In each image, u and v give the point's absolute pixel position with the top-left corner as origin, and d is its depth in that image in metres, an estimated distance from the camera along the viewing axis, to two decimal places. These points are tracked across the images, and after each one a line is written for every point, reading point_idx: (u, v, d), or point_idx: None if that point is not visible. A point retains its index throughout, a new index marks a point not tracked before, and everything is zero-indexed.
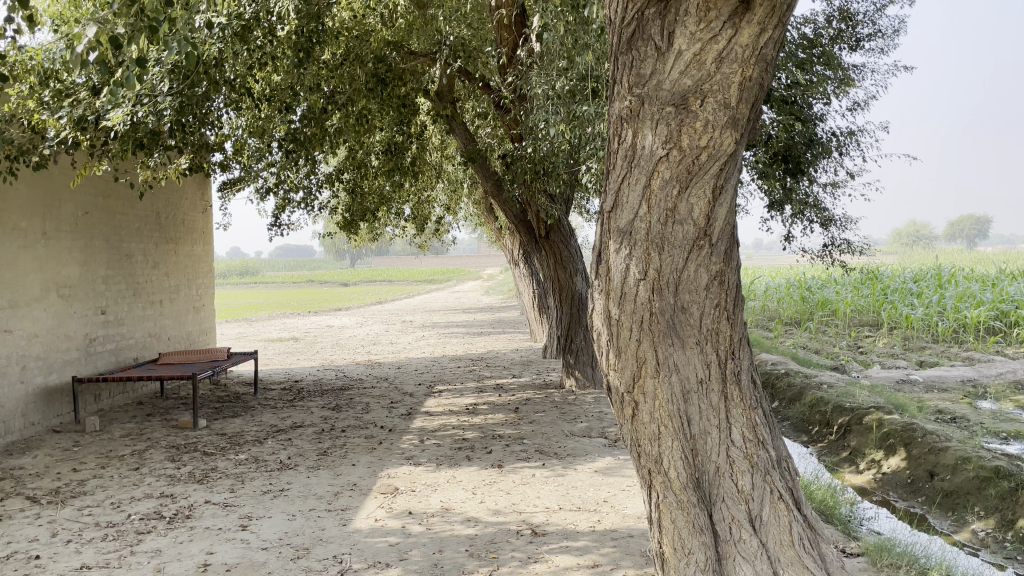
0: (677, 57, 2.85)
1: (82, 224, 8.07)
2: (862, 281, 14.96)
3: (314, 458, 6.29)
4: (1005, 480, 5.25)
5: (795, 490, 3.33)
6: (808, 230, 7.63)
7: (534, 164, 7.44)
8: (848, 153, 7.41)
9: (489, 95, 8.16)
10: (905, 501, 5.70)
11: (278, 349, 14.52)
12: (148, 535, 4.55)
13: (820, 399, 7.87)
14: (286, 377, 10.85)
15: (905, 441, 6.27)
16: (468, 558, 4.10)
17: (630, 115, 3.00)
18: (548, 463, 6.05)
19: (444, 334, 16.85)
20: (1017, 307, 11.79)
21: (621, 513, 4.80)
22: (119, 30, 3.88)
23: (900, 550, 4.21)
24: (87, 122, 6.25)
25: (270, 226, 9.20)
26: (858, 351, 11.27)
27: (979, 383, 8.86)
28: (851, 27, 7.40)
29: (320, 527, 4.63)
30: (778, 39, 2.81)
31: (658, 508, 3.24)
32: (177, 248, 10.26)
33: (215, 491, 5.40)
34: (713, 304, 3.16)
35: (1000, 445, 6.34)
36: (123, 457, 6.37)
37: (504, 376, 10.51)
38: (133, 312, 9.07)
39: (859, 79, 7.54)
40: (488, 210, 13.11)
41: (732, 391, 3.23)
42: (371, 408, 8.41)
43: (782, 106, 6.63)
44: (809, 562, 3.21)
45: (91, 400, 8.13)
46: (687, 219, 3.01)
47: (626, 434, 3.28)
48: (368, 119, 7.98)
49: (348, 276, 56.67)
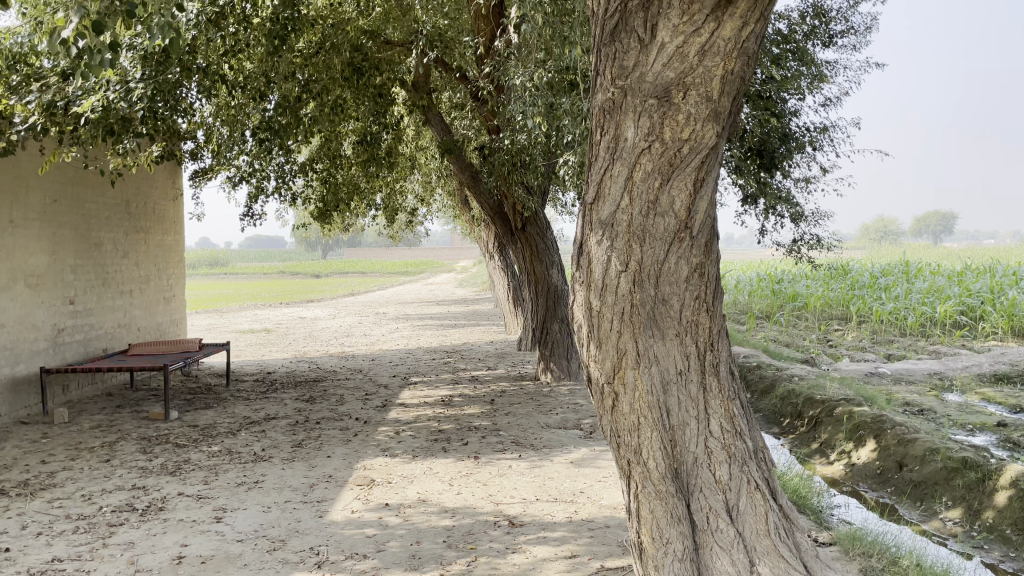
0: (660, 49, 2.85)
1: (50, 212, 7.92)
2: (832, 275, 15.14)
3: (288, 450, 6.25)
4: (972, 470, 5.35)
5: (771, 480, 3.37)
6: (780, 225, 7.72)
7: (511, 156, 7.50)
8: (820, 150, 7.49)
9: (466, 85, 8.14)
10: (874, 492, 5.79)
11: (251, 340, 14.42)
12: (121, 527, 4.49)
13: (791, 392, 7.97)
14: (258, 368, 10.77)
15: (875, 433, 6.37)
16: (446, 549, 4.10)
17: (612, 107, 3.00)
18: (524, 454, 6.07)
19: (419, 327, 16.83)
20: (983, 302, 11.99)
21: (598, 504, 4.83)
22: (94, 14, 3.81)
23: (871, 540, 4.28)
24: (56, 109, 6.13)
25: (243, 217, 9.10)
26: (828, 345, 11.42)
27: (946, 376, 9.02)
28: (824, 23, 7.48)
29: (296, 519, 4.60)
30: (760, 33, 2.83)
31: (636, 498, 3.25)
32: (147, 238, 10.11)
33: (188, 484, 5.34)
34: (693, 296, 3.18)
35: (967, 437, 6.47)
36: (94, 449, 6.28)
37: (480, 368, 10.51)
38: (102, 302, 8.94)
39: (831, 75, 7.62)
40: (463, 201, 13.06)
41: (711, 382, 3.26)
42: (346, 400, 8.37)
43: (757, 101, 6.66)
44: (784, 552, 3.25)
45: (59, 391, 8.01)
46: (668, 212, 3.02)
47: (606, 425, 3.30)
48: (341, 109, 7.91)
49: (319, 267, 56.40)
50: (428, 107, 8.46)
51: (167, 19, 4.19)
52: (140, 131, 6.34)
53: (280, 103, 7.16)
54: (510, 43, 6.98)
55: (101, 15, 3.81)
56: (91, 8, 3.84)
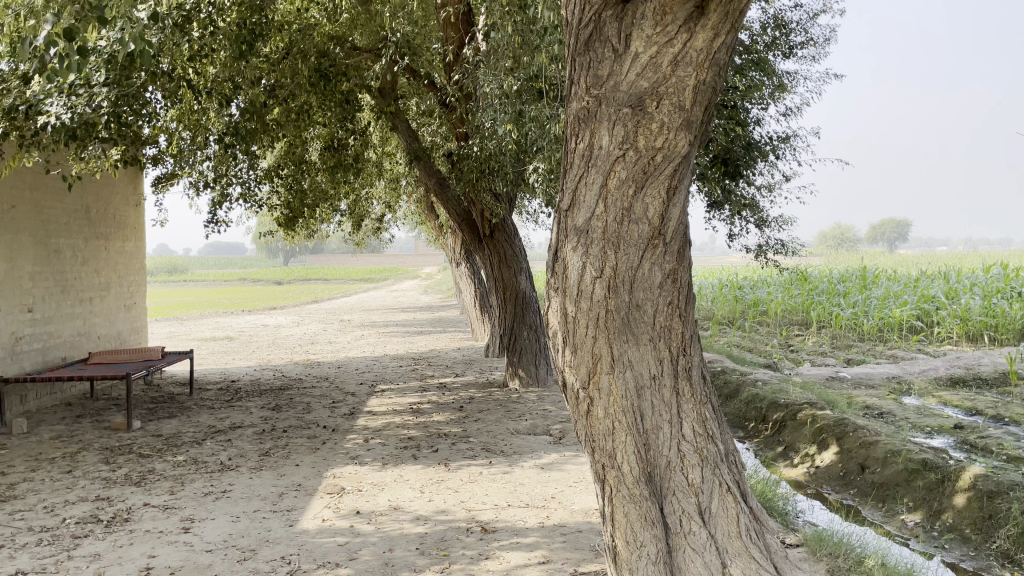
0: (634, 59, 2.89)
1: (7, 218, 7.74)
2: (792, 282, 15.40)
3: (255, 459, 6.18)
4: (932, 472, 5.48)
5: (742, 483, 3.42)
6: (745, 230, 7.84)
7: (480, 163, 7.56)
8: (782, 158, 7.65)
9: (434, 92, 8.16)
10: (837, 494, 5.91)
11: (212, 348, 14.21)
12: (86, 539, 4.40)
13: (755, 396, 8.08)
14: (222, 377, 10.62)
15: (837, 436, 6.49)
16: (419, 557, 4.10)
17: (587, 116, 3.04)
18: (494, 460, 6.07)
19: (384, 334, 16.75)
20: (938, 307, 12.29)
21: (569, 509, 4.86)
22: (63, 18, 3.73)
23: (837, 541, 4.37)
24: (17, 112, 6.00)
25: (206, 223, 8.99)
26: (789, 350, 11.61)
27: (904, 379, 9.24)
28: (784, 34, 7.64)
29: (266, 529, 4.56)
30: (730, 43, 2.87)
31: (611, 502, 3.28)
32: (107, 244, 9.93)
33: (153, 494, 5.25)
34: (666, 302, 3.23)
35: (926, 439, 6.63)
36: (54, 460, 6.15)
37: (447, 375, 10.49)
38: (61, 310, 8.76)
39: (792, 85, 7.80)
40: (429, 208, 13.06)
41: (684, 386, 3.31)
42: (312, 408, 8.30)
43: (722, 110, 6.75)
44: (755, 553, 3.29)
45: (17, 401, 7.81)
46: (642, 218, 3.07)
47: (581, 429, 3.33)
48: (307, 114, 7.83)
49: (281, 274, 55.80)
50: (395, 114, 8.43)
51: (136, 24, 4.13)
52: (102, 136, 6.20)
53: (246, 109, 7.04)
54: (478, 51, 7.03)
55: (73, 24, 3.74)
56: (63, 15, 3.76)
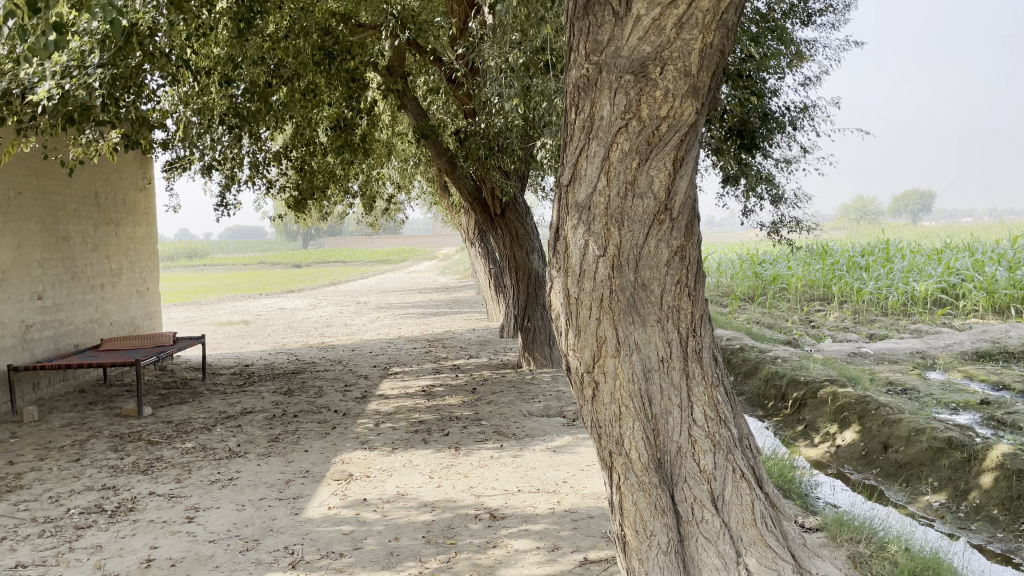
0: (635, 22, 2.71)
1: (14, 205, 7.68)
2: (813, 256, 15.10)
3: (264, 445, 6.11)
4: (958, 450, 5.28)
5: (756, 468, 3.27)
6: (760, 206, 7.62)
7: (487, 139, 7.39)
8: (800, 130, 7.41)
9: (439, 69, 7.96)
10: (860, 474, 5.75)
11: (228, 332, 14.19)
12: (89, 530, 4.34)
13: (775, 373, 7.91)
14: (236, 361, 10.58)
15: (859, 414, 6.31)
16: (425, 546, 3.99)
17: (587, 84, 2.86)
18: (506, 444, 5.95)
19: (400, 315, 16.70)
20: (963, 279, 12.00)
21: (581, 494, 4.73)
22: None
23: (858, 525, 4.21)
24: (13, 96, 5.89)
25: (216, 207, 8.90)
26: (810, 325, 11.41)
27: (928, 354, 9.01)
28: (802, 2, 7.37)
29: (270, 517, 4.47)
30: (739, 4, 2.68)
31: (619, 490, 3.14)
32: (117, 230, 9.88)
33: (160, 482, 5.19)
34: (674, 280, 3.07)
35: (951, 416, 6.44)
36: (63, 448, 6.11)
37: (461, 356, 10.39)
38: (72, 296, 8.73)
39: (811, 53, 7.54)
40: (443, 188, 12.93)
41: (694, 368, 3.15)
42: (324, 392, 8.22)
43: (737, 80, 6.52)
44: (772, 541, 3.15)
45: (29, 389, 7.80)
46: (648, 192, 2.90)
47: (586, 415, 3.18)
48: (314, 94, 7.68)
49: (300, 257, 56.01)
50: (403, 92, 8.26)
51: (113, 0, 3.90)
52: (100, 118, 6.07)
53: (248, 89, 6.90)
54: (484, 24, 6.83)
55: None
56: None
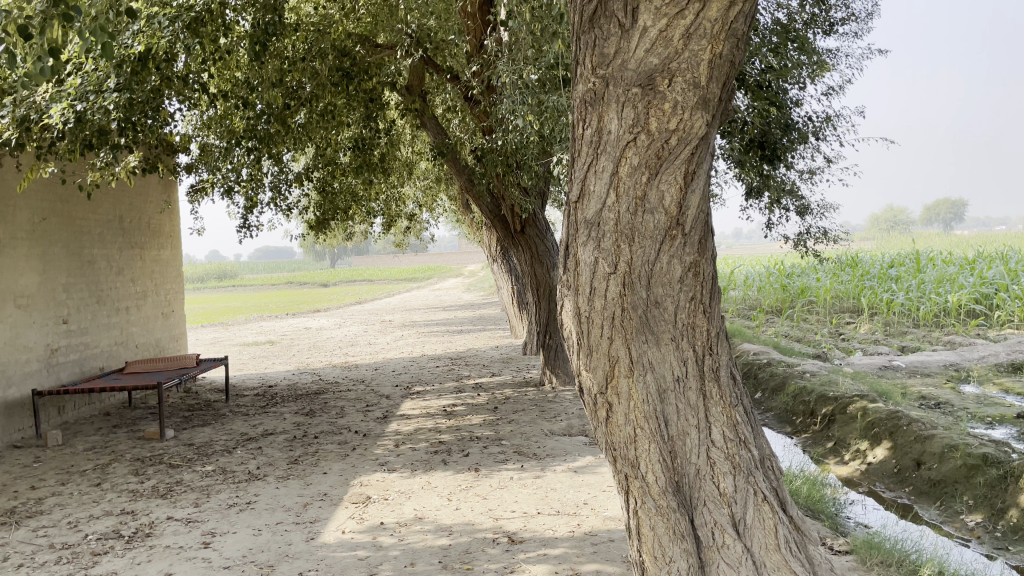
0: (642, 34, 2.64)
1: (39, 231, 7.78)
2: (842, 268, 14.84)
3: (284, 467, 6.08)
4: (993, 467, 5.11)
5: (779, 490, 3.15)
6: (785, 218, 7.48)
7: (504, 156, 7.36)
8: (824, 139, 7.27)
9: (456, 87, 7.95)
10: (892, 492, 5.57)
11: (255, 353, 14.26)
12: (105, 556, 4.31)
13: (803, 390, 7.72)
14: (259, 382, 10.60)
15: (890, 430, 6.13)
16: (440, 571, 3.91)
17: (594, 98, 2.80)
18: (526, 464, 5.86)
19: (425, 333, 16.68)
20: (997, 289, 11.70)
21: (601, 516, 4.63)
22: (26, 18, 3.35)
23: (890, 547, 4.06)
24: (31, 124, 5.92)
25: (238, 228, 8.94)
26: (840, 338, 11.18)
27: (962, 367, 8.76)
28: (824, 11, 7.26)
29: (286, 542, 4.42)
30: (749, 12, 2.60)
31: (636, 514, 3.04)
32: (142, 253, 9.97)
33: (178, 506, 5.16)
34: (688, 297, 2.99)
35: (986, 431, 6.23)
36: (85, 472, 6.12)
37: (484, 374, 10.31)
38: (97, 319, 8.80)
39: (833, 63, 7.40)
40: (464, 206, 12.92)
41: (711, 389, 3.05)
42: (346, 413, 8.18)
43: (758, 92, 6.37)
44: (796, 566, 3.04)
45: (54, 413, 7.87)
46: (658, 208, 2.83)
47: (600, 437, 3.09)
48: (333, 116, 7.71)
49: (326, 276, 56.40)
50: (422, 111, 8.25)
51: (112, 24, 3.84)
52: (117, 142, 6.09)
53: (264, 112, 6.92)
54: (497, 41, 6.82)
55: (31, 20, 3.37)
56: (21, 10, 3.37)
